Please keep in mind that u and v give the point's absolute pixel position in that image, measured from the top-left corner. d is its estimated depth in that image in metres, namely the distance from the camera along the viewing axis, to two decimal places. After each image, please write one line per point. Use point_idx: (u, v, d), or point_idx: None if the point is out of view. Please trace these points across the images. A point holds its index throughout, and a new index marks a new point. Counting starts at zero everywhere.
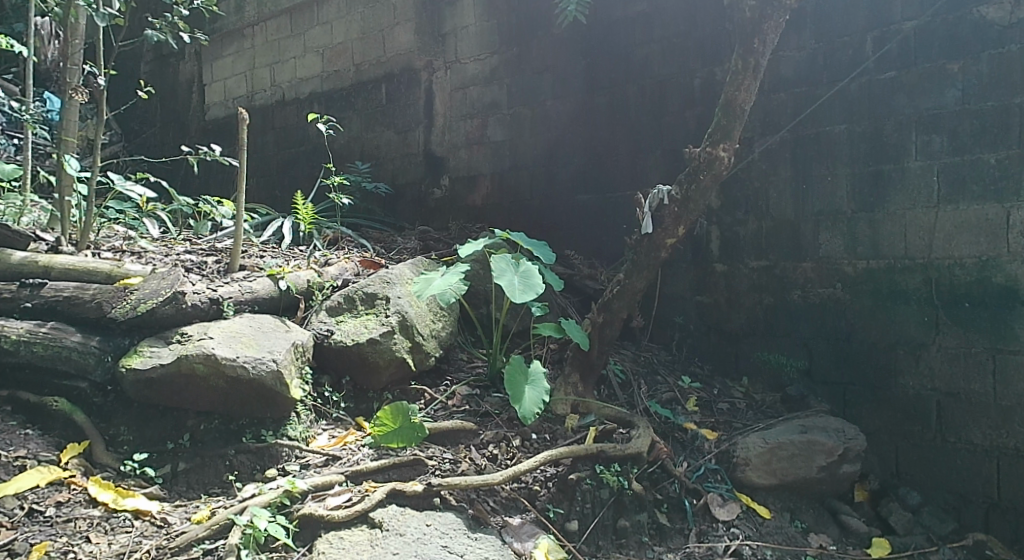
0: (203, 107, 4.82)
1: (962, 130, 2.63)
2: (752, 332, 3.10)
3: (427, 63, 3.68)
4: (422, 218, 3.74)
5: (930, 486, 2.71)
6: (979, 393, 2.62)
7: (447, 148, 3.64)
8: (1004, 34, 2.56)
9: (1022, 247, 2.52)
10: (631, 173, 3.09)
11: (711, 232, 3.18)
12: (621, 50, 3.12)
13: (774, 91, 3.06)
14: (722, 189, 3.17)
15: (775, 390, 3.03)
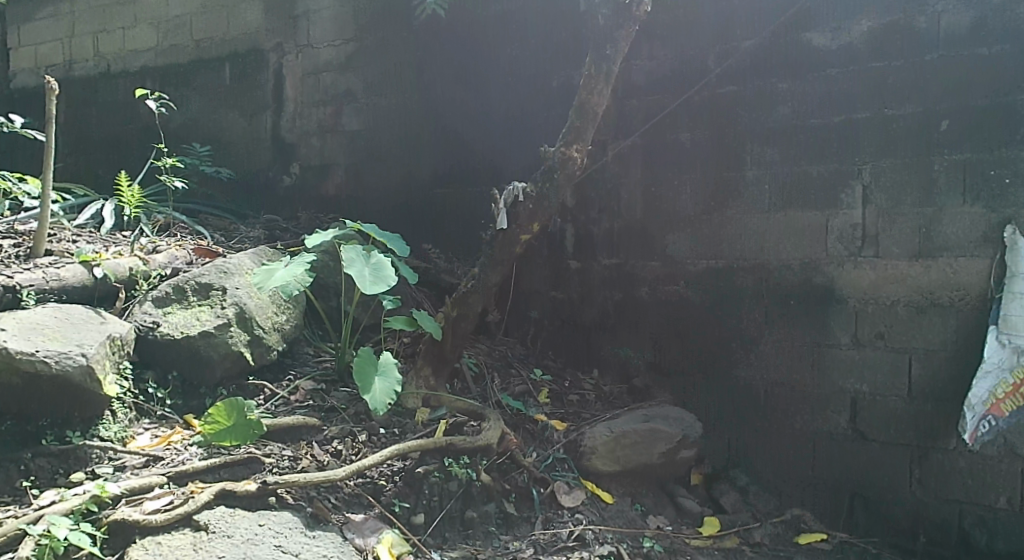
0: (8, 74, 4.33)
1: (791, 144, 2.89)
2: (604, 326, 3.24)
3: (277, 45, 3.54)
4: (268, 206, 3.58)
5: (755, 466, 2.96)
6: (800, 382, 2.91)
7: (298, 134, 3.52)
8: (826, 58, 2.83)
9: (838, 251, 2.83)
10: (490, 170, 3.12)
11: (567, 230, 3.29)
12: (483, 48, 3.15)
13: (627, 97, 3.21)
14: (578, 190, 3.29)
15: (621, 380, 3.19)
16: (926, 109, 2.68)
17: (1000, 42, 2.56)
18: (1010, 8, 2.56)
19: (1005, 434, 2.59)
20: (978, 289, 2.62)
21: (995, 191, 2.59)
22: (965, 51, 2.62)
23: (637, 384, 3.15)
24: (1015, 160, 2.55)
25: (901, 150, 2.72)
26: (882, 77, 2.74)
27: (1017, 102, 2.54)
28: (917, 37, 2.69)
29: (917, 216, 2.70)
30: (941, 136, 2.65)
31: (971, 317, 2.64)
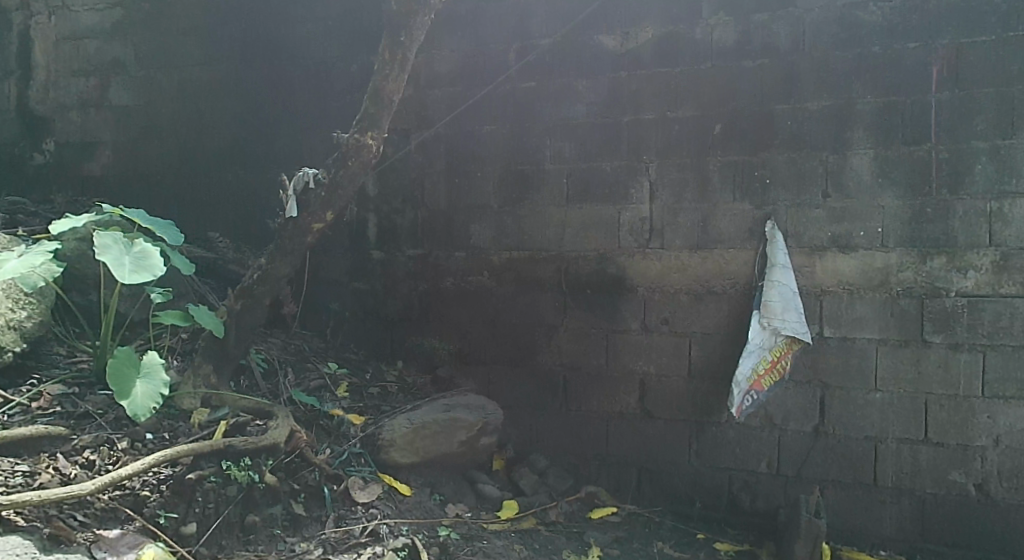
0: None
1: (588, 141, 3.09)
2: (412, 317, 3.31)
3: (22, 5, 3.50)
4: (16, 182, 3.55)
5: (550, 451, 3.16)
6: (595, 366, 3.11)
7: (51, 107, 3.50)
8: (615, 60, 3.07)
9: (628, 243, 3.07)
10: (286, 150, 3.17)
11: (370, 220, 3.33)
12: (281, 27, 3.19)
13: (429, 87, 3.29)
14: (380, 179, 3.35)
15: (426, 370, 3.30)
16: (701, 114, 3.01)
17: (760, 57, 2.97)
18: (769, 28, 2.97)
19: (766, 405, 3.06)
20: (744, 278, 2.99)
21: (755, 190, 2.99)
22: (734, 63, 2.98)
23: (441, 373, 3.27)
24: (771, 164, 2.98)
25: (681, 151, 3.02)
26: (666, 81, 3.03)
27: (775, 111, 2.97)
28: (694, 47, 3.01)
29: (694, 211, 3.03)
30: (714, 138, 3.01)
31: (739, 303, 3.00)
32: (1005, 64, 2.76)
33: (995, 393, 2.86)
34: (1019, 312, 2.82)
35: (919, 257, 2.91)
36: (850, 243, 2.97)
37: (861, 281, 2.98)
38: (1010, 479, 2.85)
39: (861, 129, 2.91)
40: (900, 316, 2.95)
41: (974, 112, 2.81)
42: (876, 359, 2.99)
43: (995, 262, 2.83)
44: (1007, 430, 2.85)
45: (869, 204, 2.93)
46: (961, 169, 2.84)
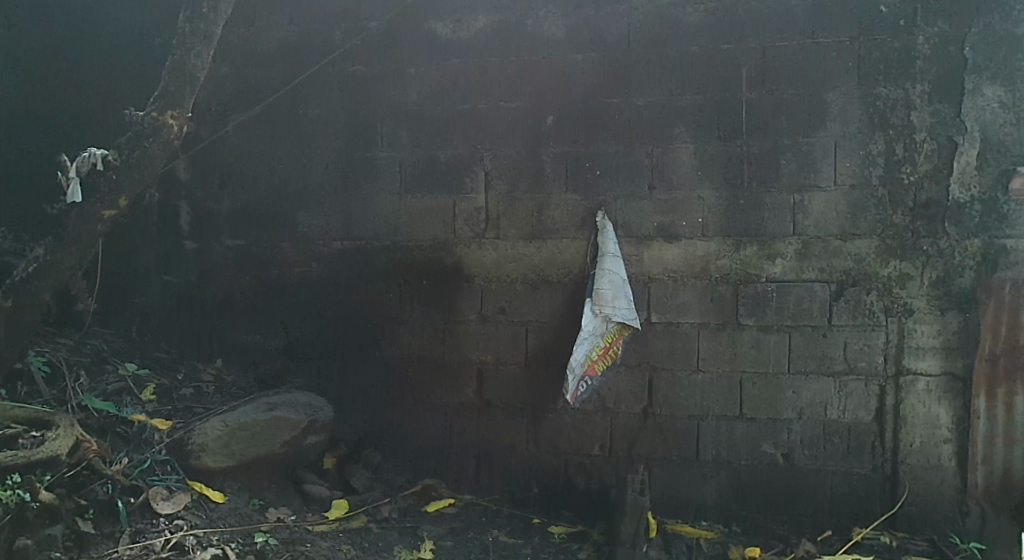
0: None
1: (419, 128, 3.14)
2: (250, 311, 3.27)
3: None
4: None
5: (385, 444, 3.17)
6: (430, 358, 3.14)
7: None
8: (447, 45, 3.10)
9: (464, 233, 3.12)
10: (64, 127, 3.46)
11: (181, 208, 3.30)
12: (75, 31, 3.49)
13: (248, 66, 3.25)
14: (192, 164, 3.31)
15: (250, 368, 3.26)
16: (532, 105, 3.10)
17: (588, 50, 3.10)
18: (595, 23, 3.10)
19: (599, 391, 3.18)
20: (577, 267, 3.09)
21: (586, 181, 3.13)
22: (562, 55, 3.10)
23: (266, 371, 3.24)
24: (601, 156, 3.13)
25: (512, 141, 3.11)
26: (500, 71, 3.10)
27: (605, 104, 3.11)
28: (524, 36, 3.09)
29: (528, 201, 3.12)
30: (546, 129, 3.11)
31: (571, 291, 3.09)
32: (801, 69, 3.09)
33: (799, 369, 3.18)
34: (817, 296, 3.15)
35: (735, 246, 3.17)
36: (673, 233, 3.18)
37: (684, 269, 3.19)
38: (811, 447, 3.19)
39: (682, 124, 3.13)
40: (718, 302, 3.19)
41: (778, 111, 3.11)
42: (698, 343, 3.20)
43: (799, 249, 3.15)
44: (809, 403, 3.18)
45: (690, 195, 3.16)
46: (769, 164, 3.13)
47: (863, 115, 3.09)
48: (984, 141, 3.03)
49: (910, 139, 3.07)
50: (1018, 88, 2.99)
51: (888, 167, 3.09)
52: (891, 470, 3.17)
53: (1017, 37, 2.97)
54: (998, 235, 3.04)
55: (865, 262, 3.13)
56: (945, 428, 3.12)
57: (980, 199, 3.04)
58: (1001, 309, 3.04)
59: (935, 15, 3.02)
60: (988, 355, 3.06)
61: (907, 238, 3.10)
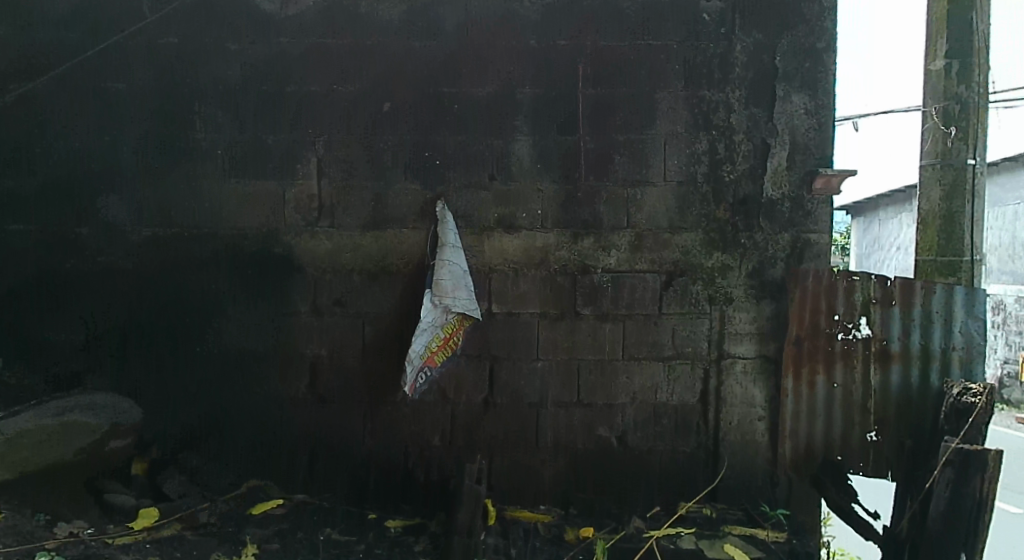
0: None
1: (243, 109, 3.02)
2: (50, 305, 3.03)
3: None
4: None
5: (213, 443, 3.06)
6: (259, 352, 3.05)
7: None
8: (281, 28, 3.01)
9: (293, 221, 3.04)
10: None
11: None
12: None
13: (38, 30, 3.02)
14: None
15: (42, 368, 3.04)
16: (368, 90, 3.05)
17: (426, 37, 3.08)
18: (433, 10, 3.09)
19: (439, 382, 3.17)
20: (416, 257, 3.07)
21: (425, 170, 3.10)
22: (400, 42, 3.06)
23: (61, 371, 3.04)
24: (440, 145, 3.11)
25: (347, 127, 3.04)
26: (335, 54, 3.03)
27: (444, 93, 3.10)
28: (358, 20, 3.04)
29: (366, 190, 3.06)
30: (384, 116, 3.06)
31: (410, 282, 3.06)
32: (632, 68, 3.24)
33: (632, 355, 3.34)
34: (649, 286, 3.32)
35: (572, 237, 3.26)
36: (514, 224, 3.22)
37: (524, 260, 3.25)
38: (642, 429, 3.37)
39: (521, 116, 3.17)
40: (557, 291, 3.27)
41: (611, 108, 3.24)
42: (537, 331, 3.27)
43: (632, 242, 3.30)
44: (640, 388, 3.35)
45: (529, 187, 3.21)
46: (605, 159, 3.25)
47: (688, 115, 3.29)
48: (793, 144, 3.34)
49: (731, 139, 3.32)
50: (820, 98, 3.32)
51: (711, 165, 3.31)
52: (713, 447, 3.41)
53: (818, 51, 3.30)
54: (803, 230, 3.36)
55: (692, 253, 3.34)
56: (759, 406, 3.42)
57: (788, 197, 3.35)
58: (806, 296, 3.33)
59: (749, 26, 3.30)
60: (795, 339, 3.35)
61: (728, 232, 3.35)
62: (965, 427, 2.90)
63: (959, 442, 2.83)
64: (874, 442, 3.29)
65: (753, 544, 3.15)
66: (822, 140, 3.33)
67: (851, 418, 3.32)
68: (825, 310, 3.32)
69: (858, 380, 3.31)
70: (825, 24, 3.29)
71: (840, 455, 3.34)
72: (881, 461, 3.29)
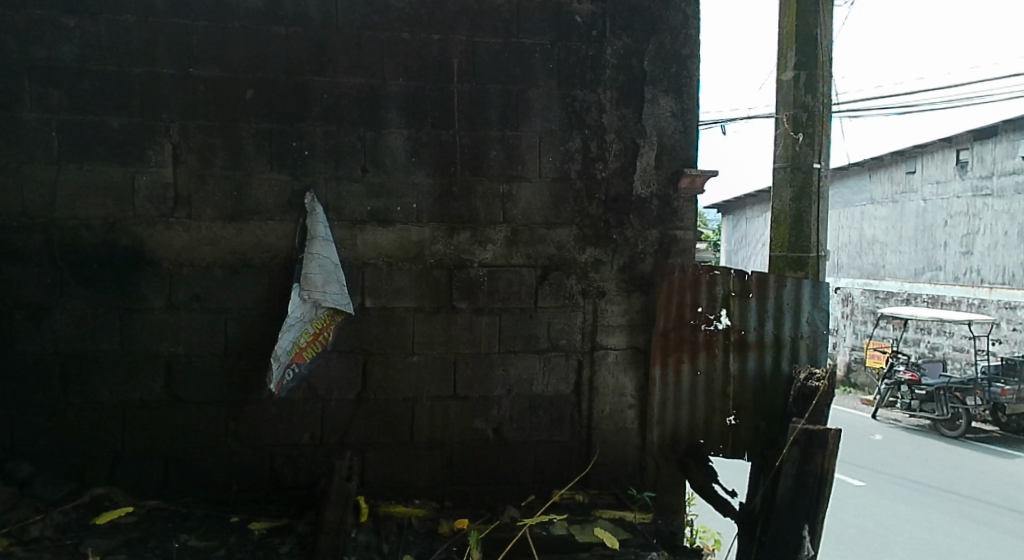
0: None
1: (83, 89, 2.82)
2: None
3: None
4: None
5: (53, 451, 2.87)
6: (105, 352, 2.89)
7: None
8: (129, 5, 2.84)
9: (143, 211, 2.89)
10: None
11: None
12: None
13: None
14: None
15: None
16: (228, 76, 2.93)
17: (292, 23, 3.00)
18: None
19: (308, 379, 3.11)
20: (284, 250, 3.00)
21: (292, 161, 3.02)
22: (264, 27, 2.97)
23: None
24: (309, 135, 3.03)
25: (205, 113, 2.92)
26: (191, 35, 2.90)
27: (311, 82, 3.03)
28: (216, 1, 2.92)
29: (229, 180, 2.95)
30: (247, 104, 2.96)
31: (275, 276, 3.00)
32: (507, 65, 3.29)
33: (508, 348, 3.39)
34: (525, 280, 3.39)
35: (448, 232, 3.27)
36: (387, 218, 3.19)
37: (398, 254, 3.22)
38: (518, 421, 3.43)
39: (394, 109, 3.15)
40: (433, 285, 3.27)
41: (486, 103, 3.27)
42: (412, 326, 3.26)
43: (508, 236, 3.35)
44: (516, 380, 3.42)
45: (403, 180, 3.18)
46: (479, 154, 3.28)
47: (562, 113, 3.38)
48: (660, 145, 3.50)
49: (602, 139, 3.44)
50: (684, 102, 3.51)
51: (583, 163, 3.42)
52: (585, 435, 3.54)
53: (683, 58, 3.50)
54: (670, 227, 3.55)
55: (565, 248, 3.44)
56: (630, 395, 3.58)
57: (656, 195, 3.52)
58: (673, 289, 3.51)
59: (619, 30, 3.43)
60: (663, 330, 3.52)
61: (600, 228, 3.47)
62: (810, 409, 3.11)
63: (801, 422, 3.03)
64: (732, 426, 3.51)
65: (622, 527, 3.30)
66: (687, 141, 3.52)
67: (713, 404, 3.51)
68: (689, 303, 3.50)
69: (719, 368, 3.51)
70: (689, 32, 3.50)
71: (703, 438, 3.54)
72: (739, 443, 3.52)
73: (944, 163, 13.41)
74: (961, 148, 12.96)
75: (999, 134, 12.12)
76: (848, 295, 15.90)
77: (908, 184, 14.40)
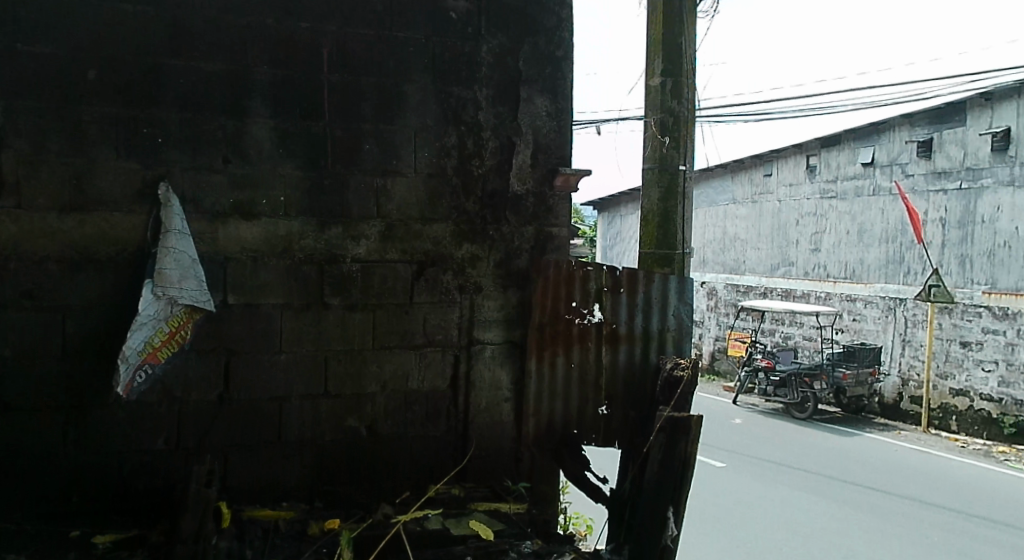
0: None
1: None
2: None
3: None
4: None
5: None
6: None
7: None
8: None
9: None
10: None
11: None
12: None
13: None
14: None
15: None
16: (67, 54, 2.75)
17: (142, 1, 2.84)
18: None
19: (162, 380, 2.95)
20: (134, 243, 2.84)
21: (143, 148, 2.85)
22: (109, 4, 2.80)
23: None
24: (162, 122, 2.88)
25: (38, 93, 2.72)
26: (21, 8, 2.70)
27: (164, 65, 2.87)
28: None
29: (67, 168, 2.75)
30: (88, 86, 2.78)
31: (122, 271, 2.84)
32: (380, 58, 3.25)
33: (382, 344, 3.35)
34: (400, 275, 3.36)
35: (319, 226, 3.19)
36: (252, 211, 3.06)
37: (264, 248, 3.10)
38: (392, 417, 3.40)
39: (259, 98, 3.03)
40: (302, 282, 3.17)
41: (358, 95, 3.21)
42: (280, 323, 3.14)
43: (382, 231, 3.31)
44: (391, 376, 3.39)
45: (269, 172, 3.07)
46: (351, 146, 3.21)
47: (437, 109, 3.37)
48: (536, 144, 3.58)
49: (478, 136, 3.47)
50: (558, 102, 3.61)
51: (460, 159, 3.43)
52: (461, 429, 3.58)
53: (557, 59, 3.59)
54: (546, 224, 3.64)
55: (441, 244, 3.44)
56: (506, 388, 3.65)
57: (532, 193, 3.60)
58: (548, 284, 3.58)
59: (495, 29, 3.48)
60: (538, 324, 3.59)
61: (477, 224, 3.50)
62: (676, 396, 3.27)
63: (669, 411, 3.17)
64: (604, 416, 3.65)
65: (497, 518, 3.30)
66: (561, 141, 3.62)
67: (586, 394, 3.63)
68: (564, 298, 3.59)
69: (592, 360, 3.62)
70: (563, 34, 3.60)
71: (576, 428, 3.66)
72: (611, 432, 3.65)
73: (797, 167, 14.69)
74: (811, 154, 14.33)
75: (843, 143, 13.57)
76: (711, 288, 17.03)
77: (765, 185, 15.65)
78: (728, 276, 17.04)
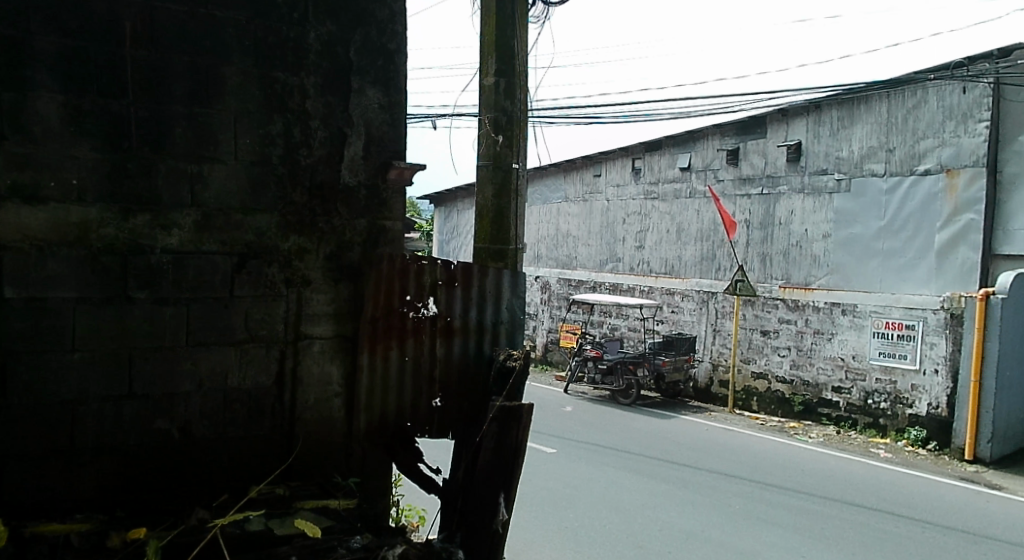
0: None
1: None
2: None
3: None
4: None
5: None
6: None
7: None
8: None
9: None
10: None
11: None
12: None
13: None
14: None
15: None
16: None
17: None
18: None
19: None
20: None
21: None
22: None
23: None
24: None
25: None
26: None
27: None
28: None
29: None
30: None
31: None
32: (195, 37, 3.06)
33: (198, 341, 3.16)
34: (219, 268, 3.18)
35: (122, 214, 2.94)
36: (37, 195, 2.78)
37: (53, 236, 2.82)
38: (209, 418, 3.22)
39: (44, 70, 2.78)
40: (100, 274, 2.90)
41: (168, 75, 3.01)
42: (73, 320, 2.86)
43: (197, 221, 3.11)
44: (208, 374, 3.20)
45: (59, 152, 2.81)
46: (161, 129, 3.00)
47: (260, 94, 3.24)
48: (368, 137, 3.55)
49: (306, 124, 3.37)
50: (392, 95, 3.59)
51: (286, 148, 3.32)
52: (287, 425, 3.47)
53: (390, 52, 3.58)
54: (379, 217, 3.61)
55: (265, 235, 3.31)
56: (337, 383, 3.57)
57: (365, 185, 3.56)
58: (382, 278, 3.53)
59: (324, 17, 3.41)
60: (371, 318, 3.53)
61: (305, 215, 3.40)
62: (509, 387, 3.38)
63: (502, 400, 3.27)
64: (438, 407, 3.69)
65: (326, 513, 3.21)
66: (395, 134, 3.61)
67: (419, 387, 3.65)
68: (398, 292, 3.56)
69: (426, 353, 3.64)
70: (396, 27, 3.59)
71: (410, 420, 3.65)
72: (443, 424, 3.70)
73: (623, 170, 15.67)
74: (637, 157, 15.30)
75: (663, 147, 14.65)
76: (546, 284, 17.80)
77: (595, 185, 16.56)
78: (560, 270, 17.63)
